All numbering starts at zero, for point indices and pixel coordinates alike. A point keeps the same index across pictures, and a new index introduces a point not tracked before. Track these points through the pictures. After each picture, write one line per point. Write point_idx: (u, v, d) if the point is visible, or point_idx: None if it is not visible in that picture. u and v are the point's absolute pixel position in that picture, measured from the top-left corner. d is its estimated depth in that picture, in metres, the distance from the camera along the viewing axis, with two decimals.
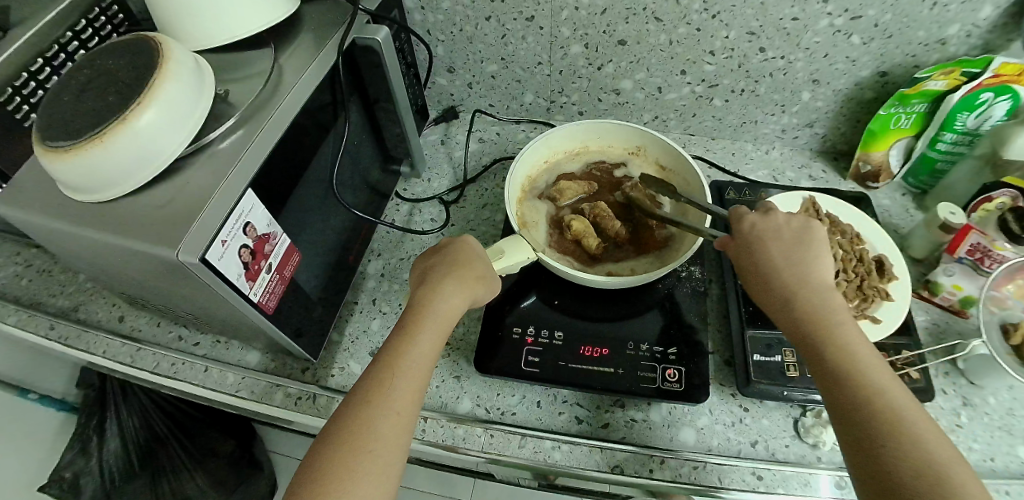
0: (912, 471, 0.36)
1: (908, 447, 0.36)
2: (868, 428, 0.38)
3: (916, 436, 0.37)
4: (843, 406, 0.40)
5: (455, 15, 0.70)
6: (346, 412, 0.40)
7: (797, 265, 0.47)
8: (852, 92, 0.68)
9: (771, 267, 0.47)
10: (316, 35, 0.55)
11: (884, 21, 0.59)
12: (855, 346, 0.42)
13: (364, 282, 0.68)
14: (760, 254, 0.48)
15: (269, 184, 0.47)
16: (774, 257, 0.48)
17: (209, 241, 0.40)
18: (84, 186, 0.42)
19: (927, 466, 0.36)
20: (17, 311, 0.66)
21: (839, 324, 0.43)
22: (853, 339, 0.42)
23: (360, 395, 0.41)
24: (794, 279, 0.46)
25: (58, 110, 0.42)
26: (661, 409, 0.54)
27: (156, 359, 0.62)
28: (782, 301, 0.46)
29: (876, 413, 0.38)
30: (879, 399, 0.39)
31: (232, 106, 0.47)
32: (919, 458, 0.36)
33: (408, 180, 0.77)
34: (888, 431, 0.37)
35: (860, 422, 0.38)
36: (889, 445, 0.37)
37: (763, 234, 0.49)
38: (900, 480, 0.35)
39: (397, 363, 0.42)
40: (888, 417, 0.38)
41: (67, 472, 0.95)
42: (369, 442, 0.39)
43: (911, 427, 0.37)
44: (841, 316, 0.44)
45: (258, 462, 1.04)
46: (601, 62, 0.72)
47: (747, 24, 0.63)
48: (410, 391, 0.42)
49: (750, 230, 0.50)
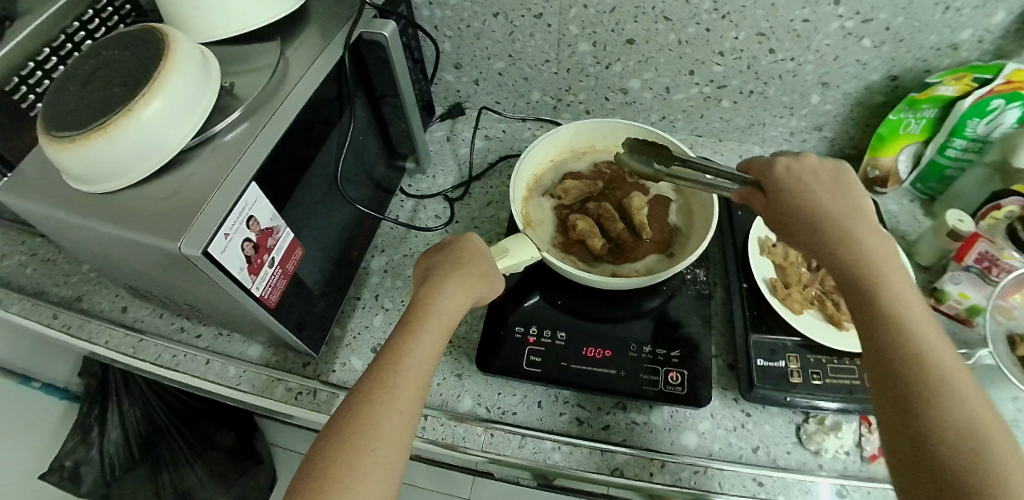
0: (951, 453, 0.34)
1: (957, 421, 0.35)
2: (910, 397, 0.36)
3: (956, 403, 0.35)
4: (883, 368, 0.38)
5: (463, 11, 0.69)
6: (348, 409, 0.40)
7: (842, 210, 0.44)
8: (861, 96, 0.67)
9: (814, 221, 0.44)
10: (322, 29, 0.54)
11: (895, 24, 0.58)
12: (901, 310, 0.39)
13: (368, 277, 0.68)
14: (794, 209, 0.45)
15: (275, 179, 0.47)
16: (816, 203, 0.45)
17: (212, 234, 0.39)
18: (87, 176, 0.42)
19: (968, 445, 0.34)
20: (19, 299, 0.66)
21: (880, 287, 0.40)
22: (898, 302, 0.40)
23: (364, 392, 0.40)
24: (835, 235, 0.43)
25: (64, 99, 0.42)
26: (663, 412, 0.54)
27: (158, 351, 0.62)
28: (830, 255, 0.43)
29: (920, 382, 0.36)
30: (922, 365, 0.37)
31: (237, 98, 0.47)
32: (961, 437, 0.34)
33: (413, 176, 0.77)
34: (932, 408, 0.35)
35: (903, 389, 0.37)
36: (930, 421, 0.35)
37: (802, 178, 0.47)
38: (940, 462, 0.34)
39: (399, 361, 0.42)
40: (931, 393, 0.36)
41: (66, 460, 0.94)
42: (368, 439, 0.38)
43: (949, 390, 0.36)
44: (890, 274, 0.41)
45: (258, 454, 1.04)
46: (610, 60, 0.71)
47: (757, 25, 0.62)
48: (414, 387, 0.41)
49: (786, 181, 0.47)
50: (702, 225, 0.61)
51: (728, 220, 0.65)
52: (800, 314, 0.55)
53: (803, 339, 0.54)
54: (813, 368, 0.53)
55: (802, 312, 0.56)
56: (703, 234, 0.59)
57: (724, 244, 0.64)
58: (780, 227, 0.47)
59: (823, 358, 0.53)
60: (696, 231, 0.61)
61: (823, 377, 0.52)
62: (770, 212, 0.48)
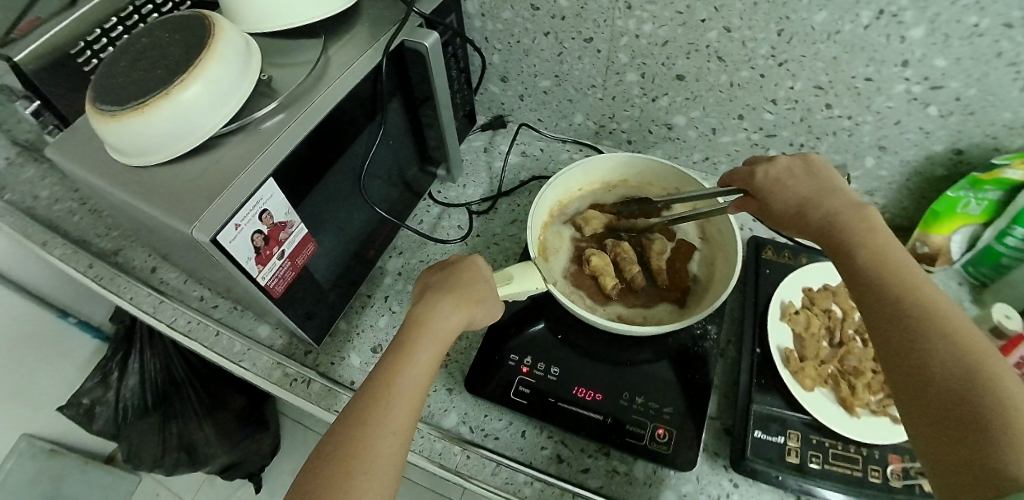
0: (954, 399, 0.33)
1: (945, 348, 0.35)
2: (898, 339, 0.37)
3: (942, 330, 0.35)
4: (875, 321, 0.39)
5: (514, 26, 0.69)
6: (340, 432, 0.40)
7: (816, 197, 0.47)
8: (921, 166, 0.63)
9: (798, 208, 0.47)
10: (368, 32, 0.55)
11: (967, 95, 0.54)
12: (889, 266, 0.40)
13: (382, 277, 0.69)
14: (778, 204, 0.49)
15: (296, 174, 0.48)
16: (794, 196, 0.48)
17: (223, 223, 0.41)
18: (123, 150, 0.44)
19: (965, 379, 0.33)
20: (64, 244, 0.71)
21: (860, 248, 0.42)
22: (881, 258, 0.41)
23: (356, 415, 0.40)
24: (815, 218, 0.46)
25: (114, 75, 0.44)
26: (646, 466, 0.52)
27: (176, 314, 0.66)
28: (819, 235, 0.45)
29: (907, 320, 0.37)
30: (910, 305, 0.37)
31: (274, 91, 0.49)
32: (960, 371, 0.33)
33: (443, 183, 0.77)
34: (922, 353, 0.35)
35: (892, 334, 0.37)
36: (928, 372, 0.34)
37: (778, 177, 0.50)
38: (948, 407, 0.33)
39: (391, 383, 0.42)
40: (923, 337, 0.36)
41: (83, 398, 0.99)
42: (361, 461, 0.39)
43: (936, 322, 0.36)
44: (871, 233, 0.42)
45: (265, 421, 1.11)
46: (657, 94, 0.69)
47: (814, 77, 0.59)
48: (407, 409, 0.41)
49: (763, 183, 0.51)
50: (721, 280, 0.58)
51: (753, 278, 0.62)
52: (809, 391, 0.52)
53: (808, 418, 0.51)
54: (814, 450, 0.50)
55: (813, 390, 0.52)
56: (720, 291, 0.57)
57: (745, 302, 0.61)
58: (773, 222, 0.50)
59: (828, 442, 0.50)
60: (714, 286, 0.58)
61: (822, 462, 0.49)
62: (762, 212, 0.51)
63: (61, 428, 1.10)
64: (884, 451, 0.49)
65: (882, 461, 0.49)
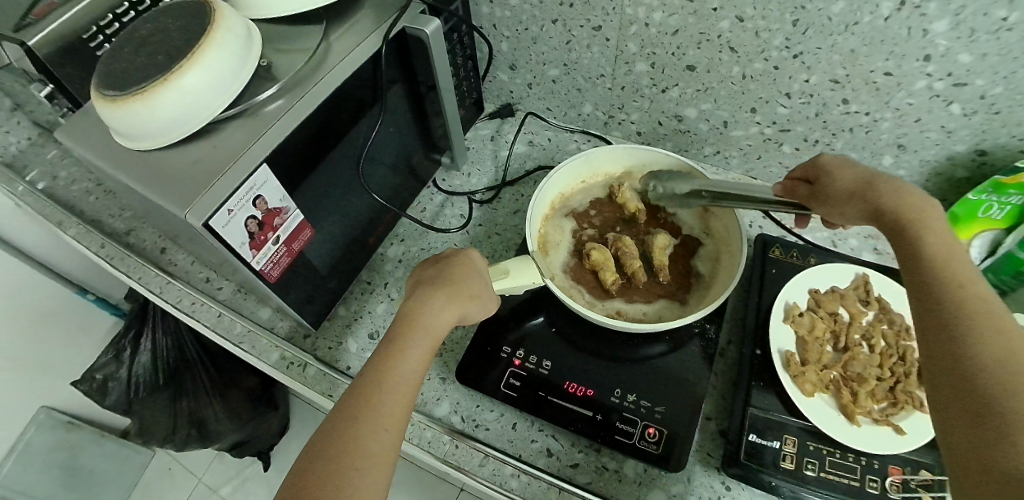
0: (995, 391, 0.33)
1: (990, 342, 0.35)
2: (945, 326, 0.37)
3: (989, 326, 0.36)
4: (923, 309, 0.40)
5: (522, 13, 0.68)
6: (330, 430, 0.40)
7: (880, 181, 0.47)
8: (941, 166, 0.60)
9: (861, 189, 0.48)
10: (371, 18, 0.55)
11: (993, 93, 0.51)
12: (944, 260, 0.41)
13: (383, 264, 0.69)
14: (840, 184, 0.49)
15: (291, 160, 0.48)
16: (855, 180, 0.48)
17: (216, 208, 0.42)
18: (125, 134, 0.45)
19: (1005, 372, 0.34)
20: (78, 224, 0.73)
21: (920, 239, 0.42)
22: (940, 252, 0.41)
23: (347, 413, 0.40)
24: (877, 200, 0.46)
25: (118, 59, 0.45)
26: (636, 465, 0.51)
27: (180, 295, 0.67)
28: (879, 219, 0.46)
29: (957, 311, 0.38)
30: (962, 298, 0.38)
31: (273, 76, 0.49)
32: (1002, 369, 0.34)
33: (448, 171, 0.77)
34: (967, 348, 0.36)
35: (940, 322, 0.38)
36: (970, 363, 0.35)
37: (843, 161, 0.51)
38: (980, 402, 0.34)
39: (384, 379, 0.42)
40: (970, 332, 0.36)
41: (98, 373, 1.01)
42: (355, 456, 0.39)
43: (986, 319, 0.37)
44: (933, 224, 0.43)
45: (274, 402, 1.14)
46: (667, 85, 0.67)
47: (831, 71, 0.57)
48: (400, 407, 0.41)
49: (832, 163, 0.51)
50: (725, 275, 0.56)
51: (759, 278, 0.60)
52: (810, 397, 0.50)
53: (806, 423, 0.50)
54: (809, 456, 0.49)
55: (813, 396, 0.50)
56: (723, 287, 0.55)
57: (748, 302, 0.59)
58: (828, 207, 0.51)
59: (824, 449, 0.49)
60: (718, 282, 0.57)
61: (817, 469, 0.48)
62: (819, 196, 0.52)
63: (80, 401, 1.15)
64: (884, 461, 0.48)
65: (881, 472, 0.48)
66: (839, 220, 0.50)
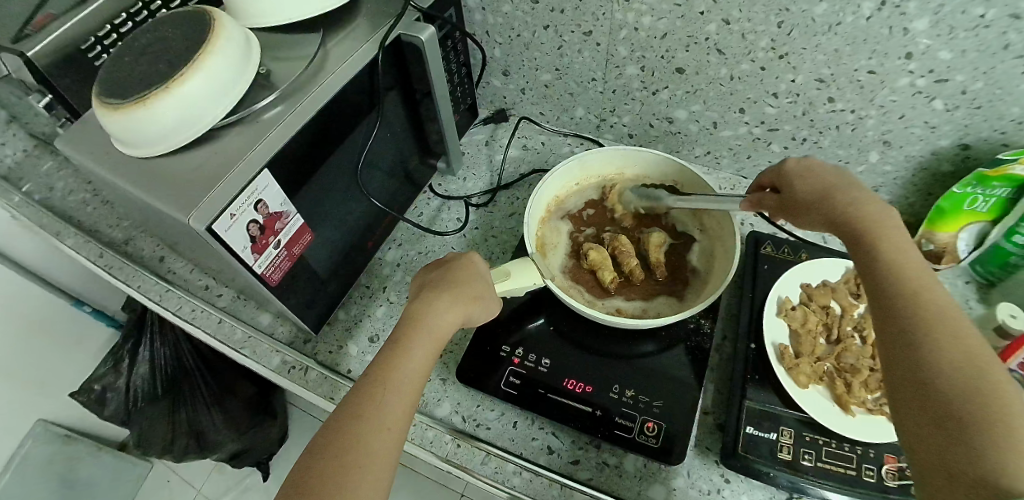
0: (955, 401, 0.34)
1: (951, 354, 0.36)
2: (909, 337, 0.38)
3: (948, 338, 0.37)
4: (886, 319, 0.40)
5: (514, 20, 0.69)
6: (333, 428, 0.40)
7: (842, 190, 0.47)
8: (926, 162, 0.62)
9: (820, 199, 0.48)
10: (366, 26, 0.56)
11: (973, 88, 0.53)
12: (901, 269, 0.41)
13: (380, 268, 0.70)
14: (802, 193, 0.50)
15: (291, 164, 0.49)
16: (819, 188, 0.49)
17: (218, 213, 0.42)
18: (126, 141, 0.46)
19: (966, 383, 0.35)
20: (76, 234, 0.73)
21: (880, 248, 0.43)
22: (898, 259, 0.42)
23: (351, 411, 0.41)
24: (836, 209, 0.46)
25: (119, 69, 0.46)
26: (636, 460, 0.52)
27: (180, 303, 0.68)
28: (840, 229, 0.46)
29: (919, 322, 0.38)
30: (924, 309, 0.39)
31: (272, 83, 0.50)
32: (965, 379, 0.35)
33: (444, 175, 0.78)
34: (928, 356, 0.37)
35: (903, 333, 0.38)
36: (932, 374, 0.36)
37: (807, 168, 0.51)
38: (943, 412, 0.34)
39: (387, 379, 0.42)
40: (929, 340, 0.37)
41: (95, 384, 1.01)
42: (356, 455, 0.39)
43: (947, 330, 0.37)
44: (892, 235, 0.43)
45: (272, 411, 1.14)
46: (657, 87, 0.68)
47: (816, 70, 0.58)
48: (403, 407, 0.42)
49: (792, 171, 0.51)
50: (720, 269, 0.58)
51: (752, 275, 0.61)
52: (804, 389, 0.51)
53: (802, 415, 0.51)
54: (806, 447, 0.50)
55: (808, 388, 0.51)
56: (719, 281, 0.56)
57: (742, 298, 0.60)
58: (791, 214, 0.51)
59: (820, 439, 0.50)
60: (714, 276, 0.58)
61: (814, 460, 0.49)
62: (781, 203, 0.52)
63: (77, 413, 1.14)
64: (879, 449, 0.49)
65: (877, 461, 0.48)
66: (802, 225, 0.50)
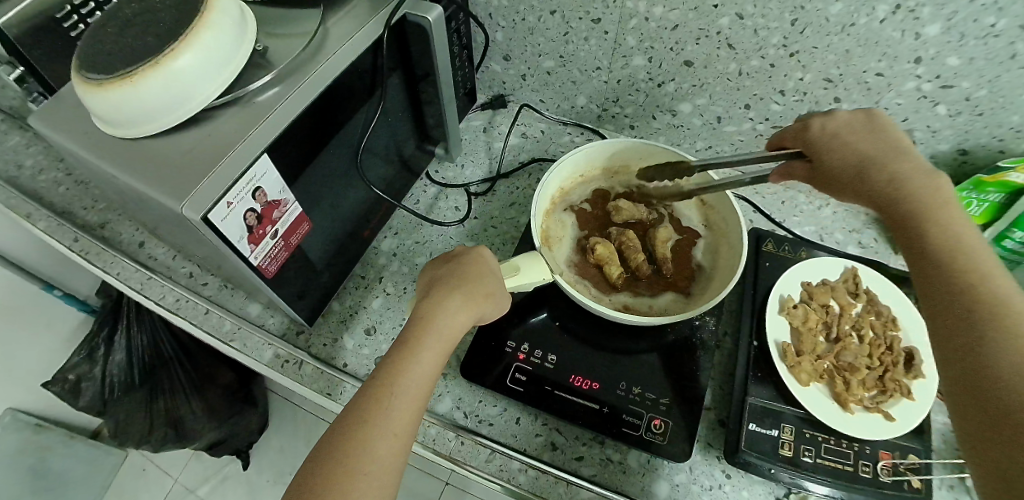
0: (1007, 383, 0.34)
1: (1004, 333, 0.36)
2: (959, 316, 0.38)
3: (997, 314, 0.37)
4: (936, 295, 0.40)
5: (520, 4, 0.67)
6: (339, 430, 0.39)
7: (883, 161, 0.46)
8: (924, 164, 0.63)
9: (857, 179, 0.46)
10: (369, 3, 0.53)
11: (977, 95, 0.54)
12: (951, 247, 0.41)
13: (376, 257, 0.67)
14: (834, 163, 0.48)
15: (290, 150, 0.46)
16: (856, 156, 0.47)
17: (215, 201, 0.40)
18: (108, 119, 0.42)
19: (1017, 363, 0.34)
20: (47, 216, 0.69)
21: (926, 225, 0.42)
22: (947, 248, 0.41)
23: (358, 413, 0.39)
24: (875, 192, 0.45)
25: (101, 42, 0.42)
26: (640, 456, 0.52)
27: (163, 292, 0.64)
28: (882, 205, 0.45)
29: (972, 302, 0.38)
30: (977, 288, 0.38)
31: (270, 61, 0.47)
32: (1016, 358, 0.34)
33: (441, 162, 0.75)
34: (986, 343, 0.36)
35: (953, 312, 0.38)
36: (981, 351, 0.36)
37: (838, 133, 0.48)
38: (998, 392, 0.34)
39: (396, 380, 0.41)
40: (980, 319, 0.37)
41: (70, 374, 0.97)
42: (363, 459, 0.38)
43: (999, 308, 0.37)
44: (935, 208, 0.43)
45: (251, 399, 1.10)
46: (664, 79, 0.67)
47: (826, 70, 0.58)
48: (409, 412, 0.40)
49: (819, 139, 0.49)
50: (726, 265, 0.58)
51: (753, 271, 0.61)
52: (806, 387, 0.52)
53: (803, 412, 0.52)
54: (806, 444, 0.50)
55: (808, 385, 0.52)
56: (726, 277, 0.56)
57: (743, 294, 0.60)
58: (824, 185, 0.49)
59: (820, 436, 0.51)
60: (720, 271, 0.58)
61: (814, 456, 0.50)
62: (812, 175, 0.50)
63: (49, 401, 1.10)
64: (875, 446, 0.50)
65: (873, 456, 0.50)
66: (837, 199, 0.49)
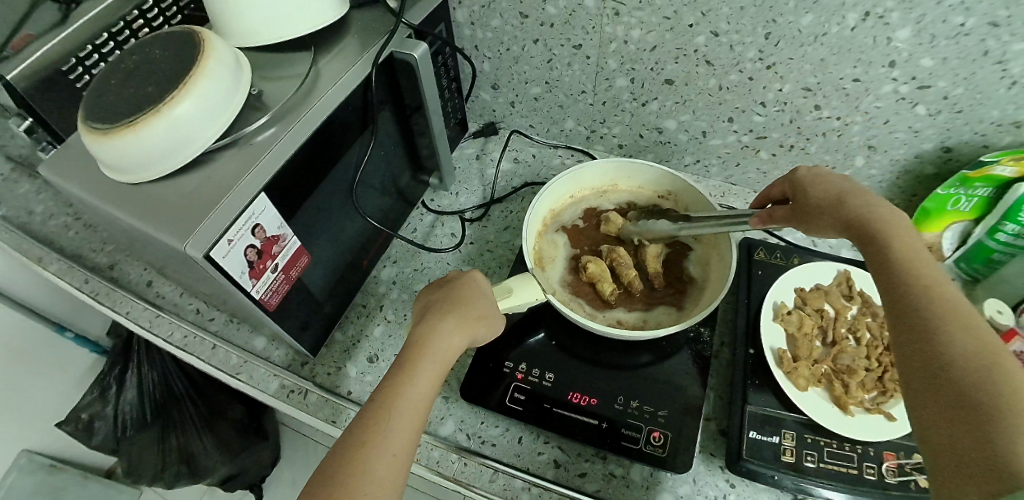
0: (964, 387, 0.34)
1: (962, 342, 0.36)
2: (920, 326, 0.38)
3: (956, 326, 0.37)
4: (898, 308, 0.41)
5: (504, 34, 0.69)
6: (337, 455, 0.40)
7: (857, 192, 0.49)
8: (910, 165, 0.64)
9: (834, 204, 0.49)
10: (359, 44, 0.56)
11: (954, 94, 0.55)
12: (912, 265, 0.42)
13: (376, 286, 0.69)
14: (813, 196, 0.51)
15: (287, 186, 0.48)
16: (832, 190, 0.50)
17: (216, 238, 0.42)
18: (113, 166, 0.45)
19: (976, 370, 0.35)
20: (59, 259, 0.71)
21: (891, 244, 0.44)
22: (912, 260, 0.42)
23: (354, 437, 0.40)
24: (850, 213, 0.47)
25: (106, 94, 0.45)
26: (642, 469, 0.52)
27: (171, 329, 0.66)
28: (851, 230, 0.47)
29: (934, 313, 0.38)
30: (939, 302, 0.39)
31: (266, 104, 0.49)
32: (976, 366, 0.35)
33: (436, 191, 0.78)
34: (944, 351, 0.36)
35: (914, 322, 0.39)
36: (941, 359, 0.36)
37: (817, 174, 0.53)
38: (955, 395, 0.34)
39: (391, 404, 0.42)
40: (942, 329, 0.37)
41: (83, 413, 0.99)
42: (360, 483, 0.38)
43: (958, 321, 0.38)
44: (899, 231, 0.45)
45: (264, 432, 1.09)
46: (647, 98, 0.69)
47: (803, 79, 0.60)
48: (406, 432, 0.41)
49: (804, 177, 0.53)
50: (717, 276, 0.59)
51: (746, 279, 0.62)
52: (804, 392, 0.52)
53: (803, 417, 0.52)
54: (809, 449, 0.50)
55: (806, 390, 0.52)
56: (717, 288, 0.57)
57: (738, 303, 0.61)
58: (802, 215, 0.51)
59: (822, 440, 0.51)
60: (711, 283, 0.59)
61: (817, 461, 0.50)
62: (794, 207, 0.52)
63: (64, 441, 1.13)
64: (879, 447, 0.50)
65: (877, 458, 0.50)
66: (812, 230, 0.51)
